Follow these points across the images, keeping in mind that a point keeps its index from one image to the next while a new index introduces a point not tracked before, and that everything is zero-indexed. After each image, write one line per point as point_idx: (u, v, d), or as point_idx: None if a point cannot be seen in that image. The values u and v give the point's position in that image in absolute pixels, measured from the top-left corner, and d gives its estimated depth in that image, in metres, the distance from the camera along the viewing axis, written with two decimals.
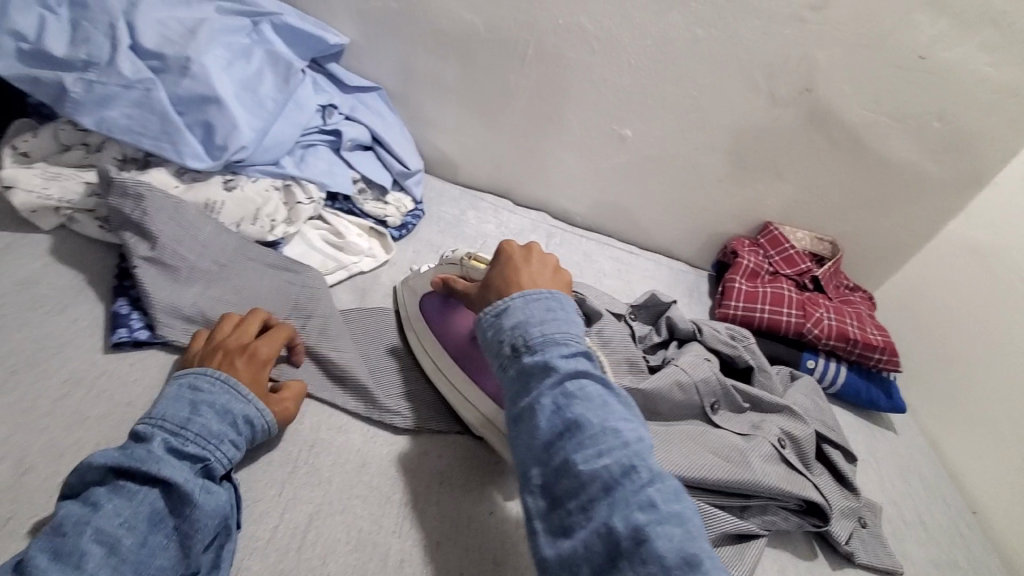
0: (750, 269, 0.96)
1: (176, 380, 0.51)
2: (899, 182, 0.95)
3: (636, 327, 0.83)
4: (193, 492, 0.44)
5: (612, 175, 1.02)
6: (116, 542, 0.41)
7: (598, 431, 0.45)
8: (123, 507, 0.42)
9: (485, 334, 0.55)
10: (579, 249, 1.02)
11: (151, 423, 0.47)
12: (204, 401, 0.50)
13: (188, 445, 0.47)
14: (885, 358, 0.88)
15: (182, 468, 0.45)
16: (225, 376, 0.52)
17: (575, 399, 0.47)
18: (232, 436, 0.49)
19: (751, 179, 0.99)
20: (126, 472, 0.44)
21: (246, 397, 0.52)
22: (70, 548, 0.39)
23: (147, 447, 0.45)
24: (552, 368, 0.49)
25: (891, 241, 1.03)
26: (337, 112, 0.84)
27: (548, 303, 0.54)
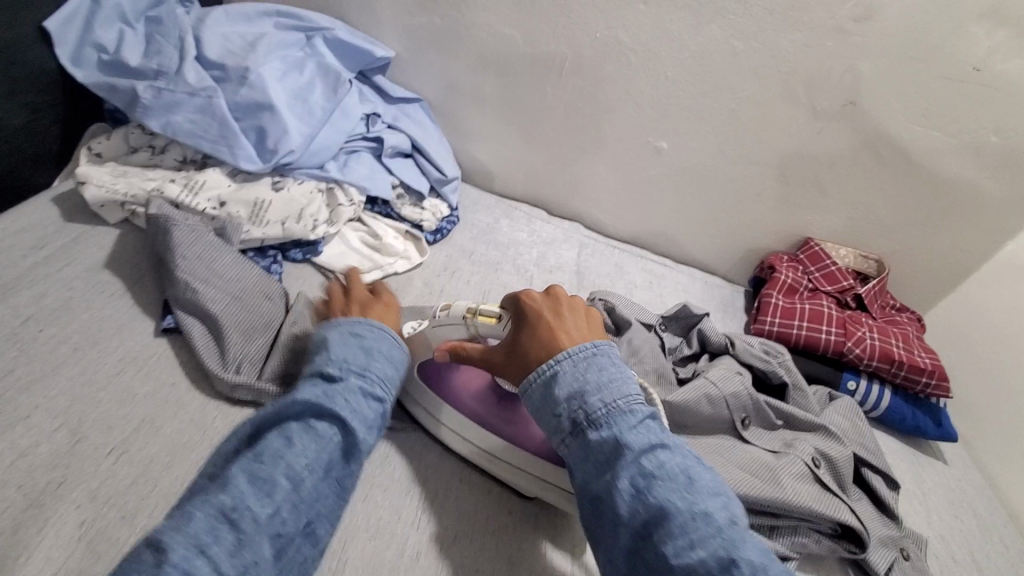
0: (788, 285, 0.94)
1: (346, 326, 0.56)
2: (951, 199, 0.91)
3: (666, 338, 0.82)
4: (364, 442, 0.48)
5: (647, 187, 1.02)
6: (303, 478, 0.44)
7: (687, 515, 0.41)
8: (312, 447, 0.45)
9: (540, 404, 0.51)
10: (612, 260, 1.02)
11: (338, 367, 0.51)
12: (375, 350, 0.54)
13: (369, 391, 0.51)
14: (934, 382, 0.83)
15: (362, 412, 0.49)
16: (391, 333, 0.57)
17: (659, 477, 0.43)
18: (397, 381, 0.54)
19: (792, 194, 0.97)
20: (319, 413, 0.47)
21: (402, 346, 0.57)
22: (267, 475, 0.43)
23: (338, 389, 0.49)
24: (621, 444, 0.46)
25: (943, 261, 0.98)
26: (380, 120, 0.88)
27: (601, 360, 0.51)
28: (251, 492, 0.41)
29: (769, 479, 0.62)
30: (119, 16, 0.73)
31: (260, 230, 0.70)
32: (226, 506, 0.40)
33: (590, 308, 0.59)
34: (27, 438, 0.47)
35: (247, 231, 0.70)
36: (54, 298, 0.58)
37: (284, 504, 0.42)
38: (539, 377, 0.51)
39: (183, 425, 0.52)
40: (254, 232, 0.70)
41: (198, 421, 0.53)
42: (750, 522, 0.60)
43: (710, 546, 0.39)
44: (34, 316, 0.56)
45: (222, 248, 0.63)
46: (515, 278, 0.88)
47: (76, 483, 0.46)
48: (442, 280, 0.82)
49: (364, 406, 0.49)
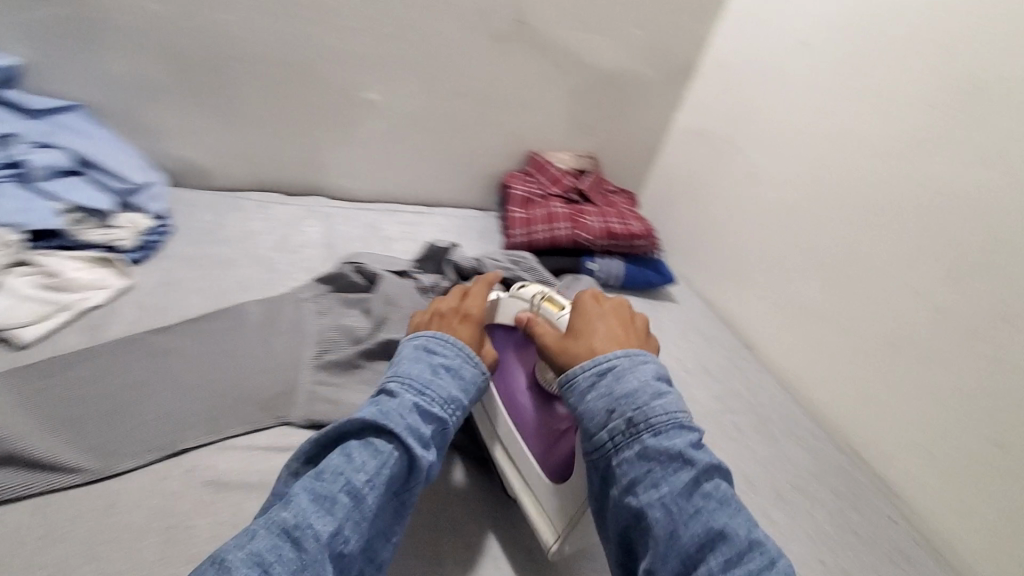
0: (523, 197, 1.04)
1: (412, 341, 0.56)
2: (624, 88, 1.08)
3: (425, 278, 0.84)
4: (423, 458, 0.48)
5: (374, 141, 1.02)
6: (360, 496, 0.44)
7: (747, 545, 0.42)
8: (372, 462, 0.45)
9: (583, 392, 0.51)
10: (363, 222, 1.01)
11: (401, 385, 0.51)
12: (442, 366, 0.54)
13: (428, 409, 0.50)
14: (648, 242, 1.01)
15: (422, 426, 0.49)
16: (461, 345, 0.56)
17: (720, 506, 0.44)
18: (463, 399, 0.54)
19: (504, 115, 1.05)
20: (378, 429, 0.47)
21: (472, 361, 0.56)
22: (326, 493, 0.43)
23: (395, 405, 0.49)
24: (687, 457, 0.45)
25: (636, 141, 1.17)
26: (17, 140, 0.73)
27: (655, 370, 0.52)
28: (311, 510, 0.42)
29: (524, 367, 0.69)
30: None
31: None
32: (288, 523, 0.40)
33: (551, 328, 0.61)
34: None
35: None
36: None
37: (343, 522, 0.42)
38: (593, 367, 0.51)
39: None
40: None
41: None
42: None
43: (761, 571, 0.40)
44: None
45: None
46: (253, 269, 0.82)
47: None
48: (160, 297, 0.73)
49: (415, 419, 0.49)
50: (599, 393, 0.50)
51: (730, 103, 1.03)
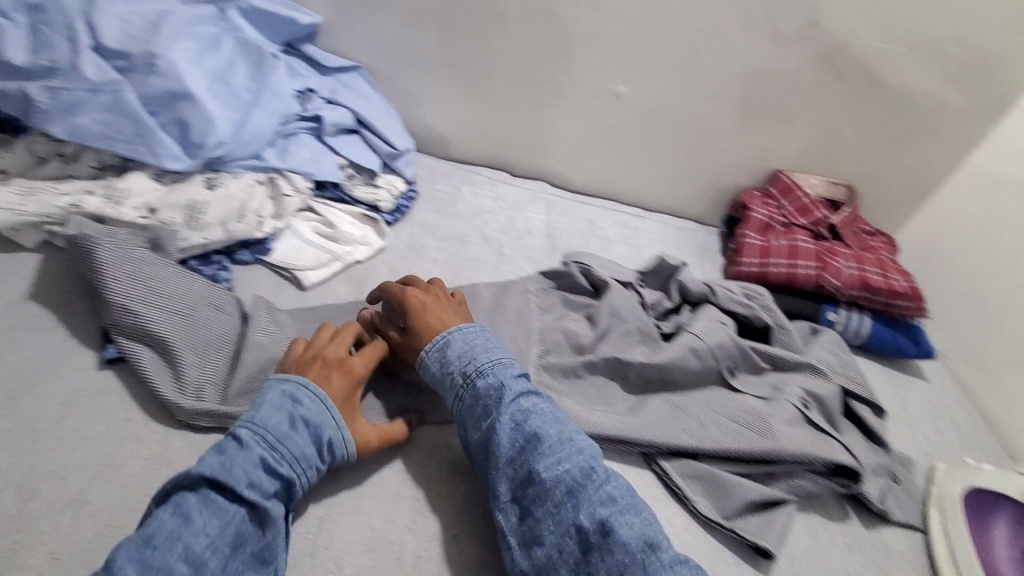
0: (762, 223, 0.92)
1: (279, 386, 0.50)
2: (915, 114, 0.91)
3: (647, 294, 0.79)
4: (273, 515, 0.44)
5: (611, 135, 0.97)
6: (199, 562, 0.40)
7: (556, 441, 0.50)
8: (212, 525, 0.42)
9: (432, 370, 0.55)
10: (582, 216, 0.98)
11: (250, 432, 0.46)
12: (303, 418, 0.48)
13: (276, 466, 0.46)
14: (911, 304, 0.85)
15: (268, 484, 0.45)
16: (326, 399, 0.50)
17: (531, 415, 0.52)
18: (317, 463, 0.48)
19: (760, 126, 0.94)
20: (218, 484, 0.43)
21: (337, 423, 0.50)
22: (160, 563, 0.39)
23: (240, 456, 0.45)
24: (504, 389, 0.52)
25: (912, 176, 0.98)
26: (317, 96, 0.81)
27: (475, 330, 0.57)
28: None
29: (761, 429, 0.62)
30: None
31: (200, 234, 0.64)
32: None
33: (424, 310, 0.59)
34: None
35: (185, 237, 0.63)
36: None
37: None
38: (432, 347, 0.55)
39: (147, 462, 0.48)
40: (193, 238, 0.64)
41: (161, 455, 0.48)
42: (747, 473, 0.61)
43: (583, 467, 0.48)
44: None
45: (159, 262, 0.58)
46: (484, 250, 0.83)
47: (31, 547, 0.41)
48: (408, 262, 0.77)
49: (261, 475, 0.45)
50: (440, 364, 0.55)
51: None
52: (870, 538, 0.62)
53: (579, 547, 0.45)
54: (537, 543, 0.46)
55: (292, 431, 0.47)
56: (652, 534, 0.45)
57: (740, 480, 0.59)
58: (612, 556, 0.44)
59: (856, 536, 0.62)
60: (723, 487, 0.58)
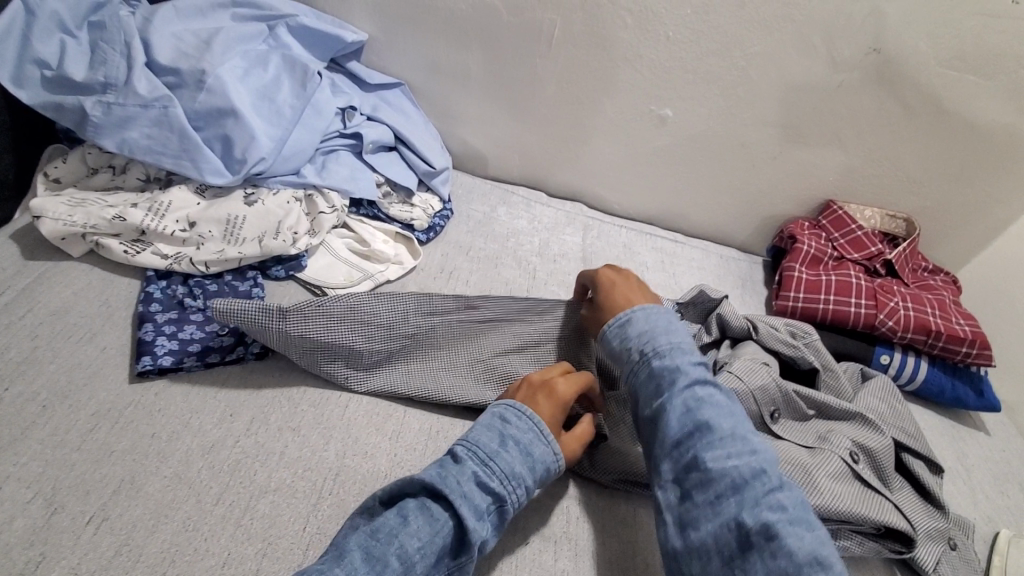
0: (811, 256, 0.87)
1: (520, 412, 0.49)
2: (987, 147, 0.84)
3: (683, 327, 0.76)
4: (471, 527, 0.42)
5: (653, 158, 0.95)
6: (410, 563, 0.40)
7: (729, 435, 0.46)
8: (424, 530, 0.41)
9: (612, 343, 0.56)
10: (619, 241, 0.95)
11: (465, 448, 0.46)
12: (514, 439, 0.47)
13: (486, 482, 0.45)
14: (974, 352, 0.78)
15: (477, 499, 0.44)
16: (534, 419, 0.49)
17: (704, 405, 0.49)
18: (528, 483, 0.46)
19: (813, 155, 0.90)
20: (436, 493, 0.43)
21: (546, 439, 0.48)
22: (380, 554, 0.39)
23: (457, 473, 0.44)
24: (680, 373, 0.51)
25: (979, 212, 0.92)
26: (357, 113, 0.81)
27: (660, 313, 0.56)
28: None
29: (804, 482, 0.57)
30: (58, 24, 0.65)
31: (237, 248, 0.65)
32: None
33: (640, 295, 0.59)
34: None
35: (222, 251, 0.64)
36: (17, 349, 0.53)
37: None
38: (615, 322, 0.56)
39: (167, 481, 0.47)
40: (228, 252, 0.64)
41: (182, 473, 0.48)
42: None
43: (755, 467, 0.45)
44: None
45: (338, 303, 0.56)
46: (517, 273, 0.81)
47: (52, 562, 0.41)
48: (439, 283, 0.76)
49: (473, 492, 0.44)
50: (621, 338, 0.55)
51: None
52: None
53: (737, 542, 0.42)
54: (691, 526, 0.45)
55: (501, 448, 0.46)
56: (823, 553, 0.41)
57: None
58: (772, 560, 0.40)
59: None
60: None
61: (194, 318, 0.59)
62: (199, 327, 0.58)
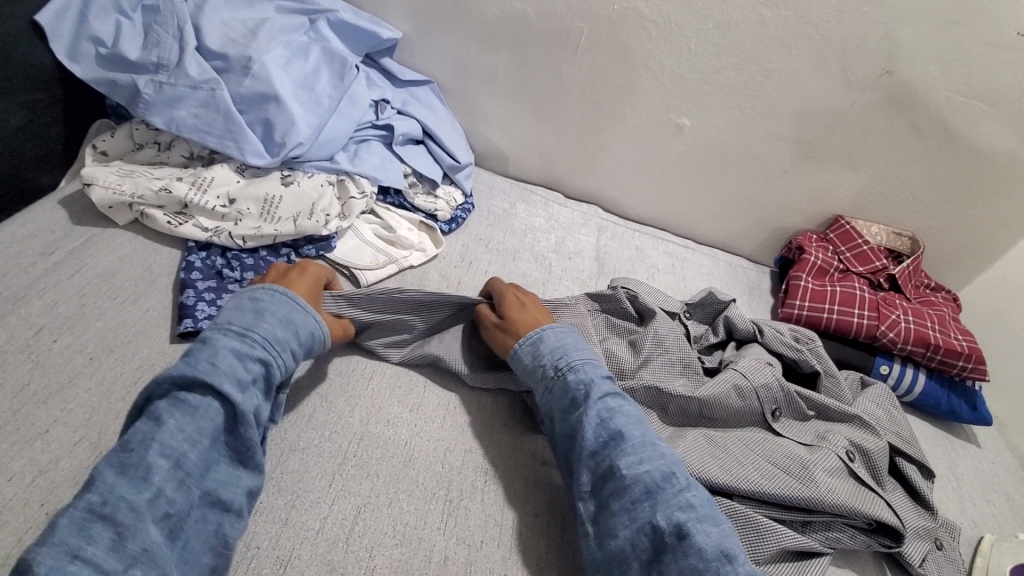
0: (818, 267, 0.90)
1: (270, 290, 0.52)
2: (992, 172, 0.87)
3: (691, 326, 0.79)
4: (240, 398, 0.44)
5: (668, 166, 0.98)
6: (181, 457, 0.41)
7: (639, 442, 0.50)
8: (183, 423, 0.42)
9: (523, 361, 0.58)
10: (632, 243, 0.98)
11: (218, 332, 0.47)
12: (265, 311, 0.50)
13: (251, 351, 0.47)
14: (971, 366, 0.80)
15: (242, 369, 0.46)
16: (287, 294, 0.53)
17: (616, 414, 0.52)
18: (294, 345, 0.51)
19: (823, 171, 0.93)
20: (181, 383, 0.43)
21: (304, 308, 0.53)
22: (135, 463, 0.39)
23: (200, 359, 0.45)
24: (592, 386, 0.54)
25: (982, 235, 0.95)
26: (389, 106, 0.85)
27: (568, 331, 0.60)
28: (170, 484, 0.40)
29: (801, 475, 0.60)
30: (114, 5, 0.70)
31: (272, 226, 0.68)
32: (92, 503, 0.37)
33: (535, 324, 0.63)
34: (44, 454, 0.46)
35: (259, 227, 0.67)
36: (66, 305, 0.56)
37: (164, 488, 0.39)
38: (526, 341, 0.59)
39: None
40: (264, 228, 0.67)
41: None
42: (783, 519, 0.59)
43: (666, 469, 0.48)
44: (48, 325, 0.54)
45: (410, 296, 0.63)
46: (534, 267, 0.85)
47: None
48: (459, 271, 0.79)
49: (237, 366, 0.45)
50: (532, 355, 0.58)
51: None
52: None
53: (652, 545, 0.45)
54: (610, 535, 0.47)
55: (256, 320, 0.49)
56: (728, 546, 0.44)
57: (777, 526, 0.57)
58: (685, 559, 0.43)
59: None
60: (760, 531, 0.56)
61: (232, 288, 0.63)
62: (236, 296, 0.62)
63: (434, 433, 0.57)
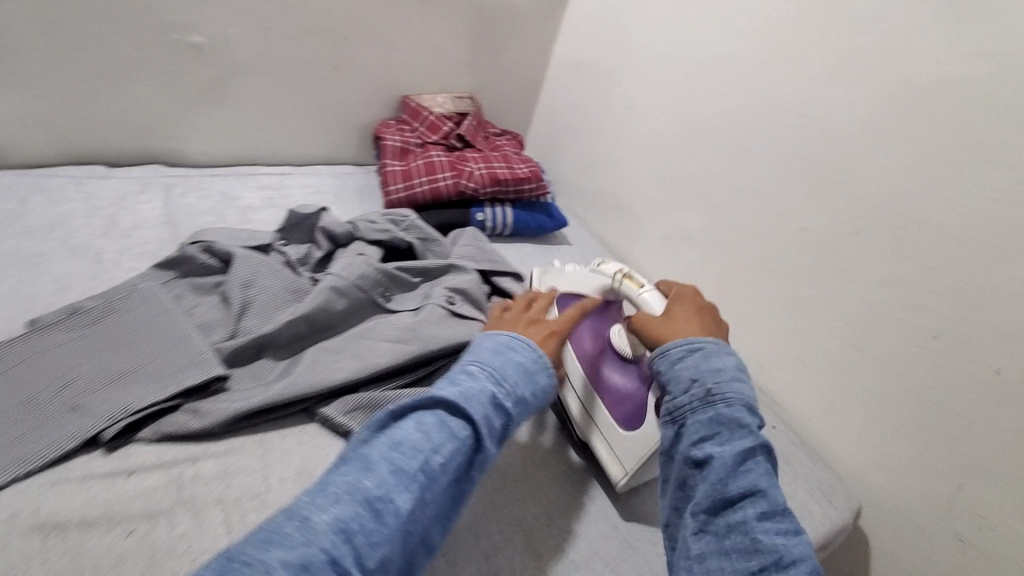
0: (398, 148, 0.95)
1: (494, 336, 0.53)
2: (496, 20, 1.01)
3: (291, 250, 0.74)
4: (484, 438, 0.44)
5: (212, 94, 0.87)
6: (434, 478, 0.41)
7: (780, 507, 0.44)
8: (445, 444, 0.42)
9: (682, 368, 0.52)
10: (214, 191, 0.87)
11: (481, 371, 0.48)
12: (524, 362, 0.51)
13: (502, 399, 0.47)
14: (536, 186, 0.96)
15: (492, 417, 0.46)
16: (537, 350, 0.53)
17: (756, 470, 0.46)
18: (529, 399, 0.50)
19: (368, 56, 0.95)
20: (457, 411, 0.44)
21: (546, 368, 0.52)
22: (405, 466, 0.40)
23: (476, 388, 0.46)
24: (747, 425, 0.48)
25: (517, 77, 1.11)
26: None
27: (737, 364, 0.54)
28: (393, 484, 0.39)
29: (411, 339, 0.64)
30: None
31: None
32: (371, 494, 0.39)
33: (712, 316, 0.60)
34: None
35: None
36: None
37: (405, 493, 0.39)
38: (690, 346, 0.54)
39: None
40: None
41: None
42: (410, 382, 0.63)
43: (792, 533, 0.43)
44: None
45: None
46: (74, 263, 0.68)
47: None
48: None
49: (491, 416, 0.46)
50: (690, 366, 0.52)
51: (605, 28, 1.00)
52: None
53: None
54: None
55: (506, 369, 0.49)
56: None
57: (406, 391, 0.60)
58: None
59: None
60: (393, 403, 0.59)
61: None
62: None
63: None
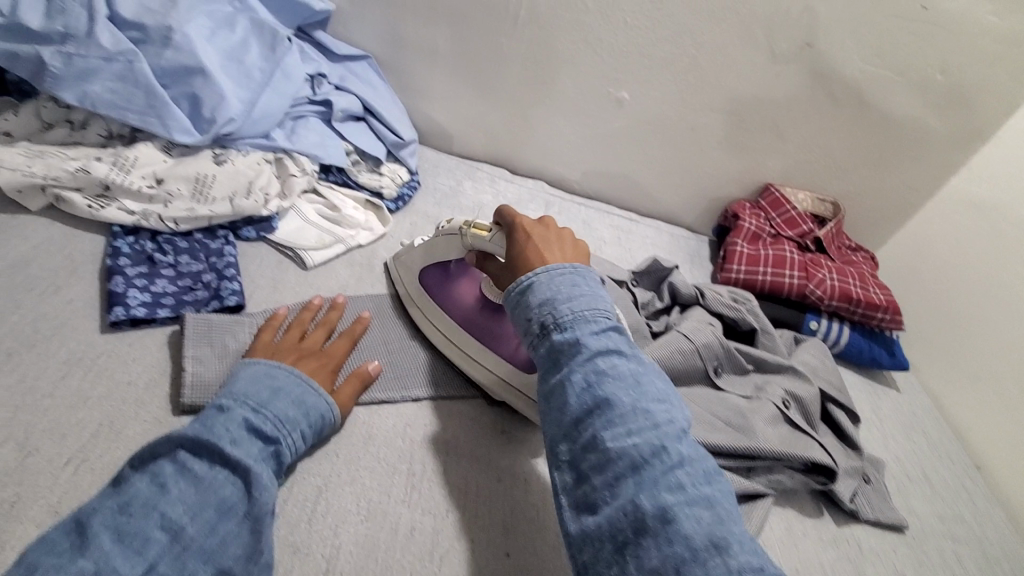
0: (752, 233, 0.96)
1: (251, 365, 0.52)
2: (900, 140, 0.95)
3: (639, 293, 0.82)
4: (244, 462, 0.44)
5: (609, 140, 1.01)
6: (180, 529, 0.40)
7: (631, 410, 0.42)
8: (187, 492, 0.42)
9: (513, 309, 0.51)
10: (578, 217, 1.01)
11: (233, 400, 0.48)
12: (281, 390, 0.51)
13: (260, 427, 0.47)
14: (889, 317, 0.88)
15: (253, 447, 0.46)
16: (300, 375, 0.54)
17: (607, 378, 0.44)
18: (302, 427, 0.50)
19: (753, 142, 0.98)
20: (196, 449, 0.44)
21: (317, 391, 0.53)
22: (135, 531, 0.39)
23: (222, 422, 0.46)
24: (582, 345, 0.46)
25: (890, 199, 1.02)
26: (326, 81, 0.82)
27: (573, 276, 0.50)
28: (116, 551, 0.38)
29: (743, 428, 0.64)
30: None
31: (206, 207, 0.65)
32: (88, 570, 0.36)
33: (581, 240, 0.57)
34: None
35: (191, 210, 0.64)
36: None
37: (158, 558, 0.39)
38: (518, 287, 0.51)
39: (147, 425, 0.49)
40: (198, 211, 0.64)
41: (164, 422, 0.49)
42: (731, 466, 0.62)
43: (645, 432, 0.41)
44: None
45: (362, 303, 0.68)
46: None
47: (29, 502, 0.42)
48: None
49: (253, 444, 0.46)
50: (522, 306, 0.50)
51: None
52: (838, 532, 0.66)
53: (632, 529, 0.38)
54: (589, 511, 0.41)
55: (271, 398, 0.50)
56: (720, 535, 0.37)
57: (730, 475, 0.60)
58: (669, 547, 0.36)
59: (827, 530, 0.65)
60: None
61: (166, 273, 0.60)
62: (171, 281, 0.59)
63: (391, 411, 0.59)
